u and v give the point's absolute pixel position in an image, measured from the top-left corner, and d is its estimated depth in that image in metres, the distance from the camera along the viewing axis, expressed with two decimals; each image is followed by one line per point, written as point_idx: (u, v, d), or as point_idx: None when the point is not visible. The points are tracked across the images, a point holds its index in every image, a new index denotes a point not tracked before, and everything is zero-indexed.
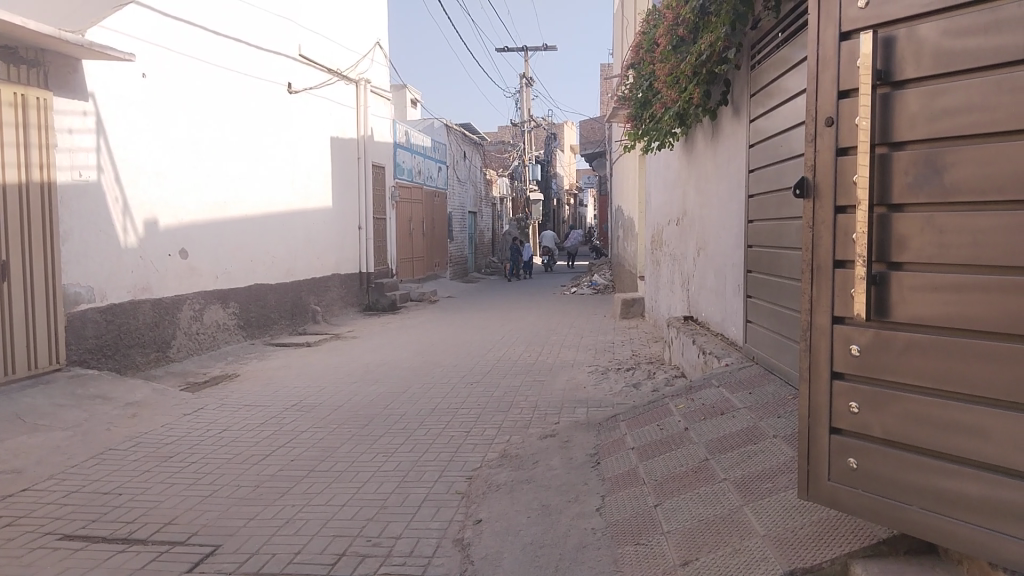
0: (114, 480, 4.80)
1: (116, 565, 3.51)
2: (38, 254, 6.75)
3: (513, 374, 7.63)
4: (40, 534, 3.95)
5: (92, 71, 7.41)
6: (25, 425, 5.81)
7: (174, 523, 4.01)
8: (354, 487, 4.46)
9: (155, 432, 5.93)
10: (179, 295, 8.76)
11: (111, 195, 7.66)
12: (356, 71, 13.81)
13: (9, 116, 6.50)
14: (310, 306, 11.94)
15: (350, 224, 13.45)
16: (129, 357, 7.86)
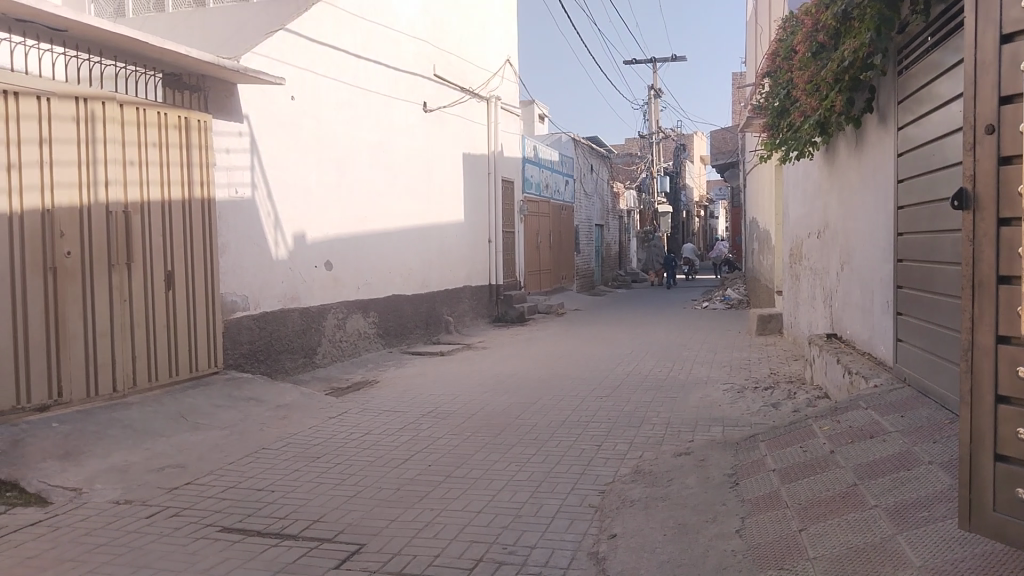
0: (267, 478, 5.11)
1: (271, 558, 3.73)
2: (200, 265, 7.31)
3: (645, 390, 7.54)
4: (203, 525, 4.27)
5: (246, 95, 7.97)
6: (188, 423, 6.29)
7: (322, 521, 4.22)
8: (488, 495, 4.54)
9: (303, 433, 6.28)
10: (324, 305, 9.22)
11: (264, 210, 8.19)
12: (487, 89, 14.11)
13: (174, 137, 7.08)
14: (443, 316, 12.26)
15: (480, 238, 13.74)
16: (279, 362, 8.35)
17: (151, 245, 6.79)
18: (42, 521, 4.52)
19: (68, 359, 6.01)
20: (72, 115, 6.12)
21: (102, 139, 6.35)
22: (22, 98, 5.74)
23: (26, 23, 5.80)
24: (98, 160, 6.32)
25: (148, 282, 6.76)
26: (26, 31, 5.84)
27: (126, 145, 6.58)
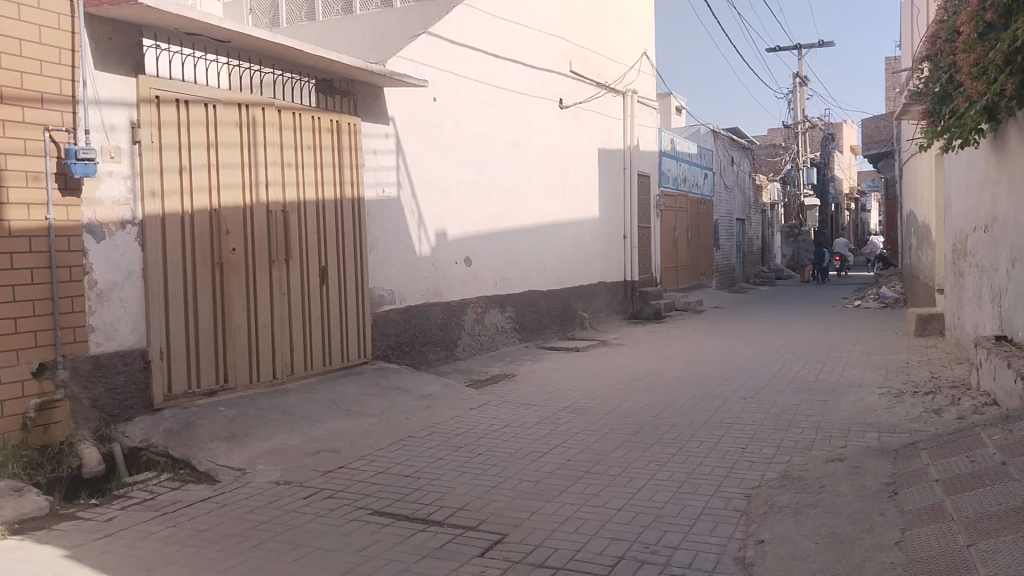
0: (413, 465, 5.32)
1: (419, 543, 3.92)
2: (350, 261, 7.70)
3: (791, 392, 7.25)
4: (355, 507, 4.53)
5: (392, 98, 8.30)
6: (340, 410, 6.65)
7: (465, 509, 4.37)
8: (628, 493, 4.52)
9: (447, 423, 6.48)
10: (463, 300, 9.47)
11: (409, 208, 8.51)
12: (623, 83, 13.99)
13: (327, 140, 7.49)
14: (578, 312, 12.28)
15: (616, 234, 13.66)
16: (422, 354, 8.67)
17: (306, 242, 7.21)
18: (211, 497, 4.95)
19: (234, 347, 6.50)
20: (236, 121, 6.59)
21: (262, 143, 6.80)
22: (193, 107, 6.24)
23: (195, 37, 6.30)
24: (259, 163, 6.78)
25: (304, 276, 7.18)
26: (196, 44, 6.35)
27: (284, 148, 7.02)
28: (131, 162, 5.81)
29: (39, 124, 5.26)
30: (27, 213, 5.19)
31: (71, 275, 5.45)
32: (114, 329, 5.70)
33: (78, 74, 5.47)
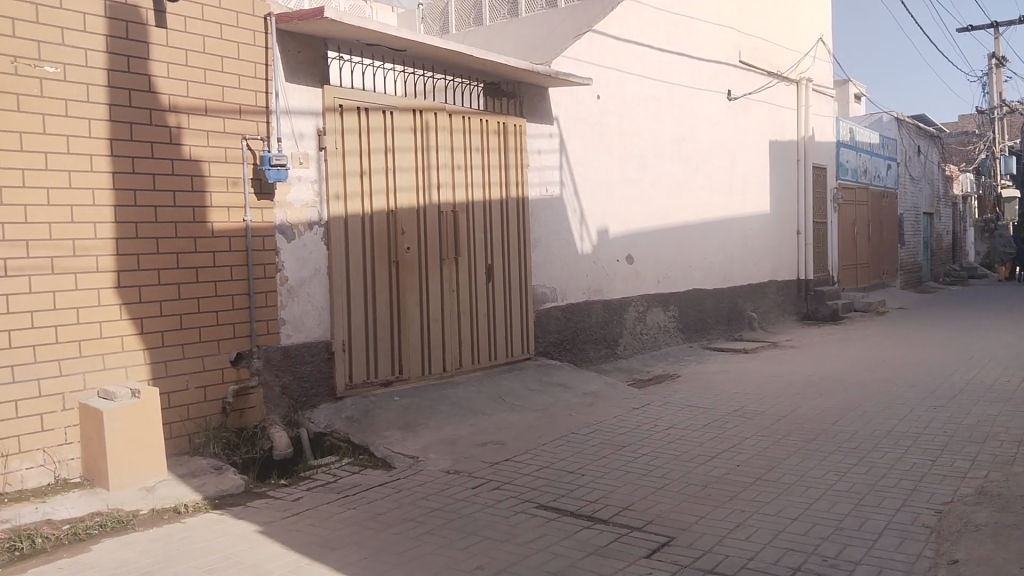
0: (578, 462, 5.38)
1: (585, 539, 4.02)
2: (515, 259, 7.86)
3: (989, 401, 6.62)
4: (522, 500, 4.70)
5: (556, 97, 8.39)
6: (506, 404, 6.82)
7: (631, 509, 4.39)
8: (804, 502, 4.32)
9: (610, 421, 6.48)
10: (626, 298, 9.41)
11: (572, 207, 8.58)
12: (796, 72, 13.32)
13: (494, 141, 7.68)
14: (746, 312, 11.85)
15: (788, 230, 13.04)
16: (584, 351, 8.73)
17: (475, 241, 7.45)
18: (388, 483, 5.24)
19: (407, 341, 6.83)
20: (411, 126, 6.91)
21: (434, 146, 7.09)
22: (372, 114, 6.61)
23: (374, 47, 6.66)
24: (432, 165, 7.07)
25: (472, 274, 7.42)
26: (374, 54, 6.71)
27: (454, 150, 7.28)
28: (317, 167, 6.25)
29: (238, 134, 5.78)
30: (228, 215, 5.72)
31: (266, 272, 5.95)
32: (302, 322, 6.16)
33: (271, 86, 5.95)
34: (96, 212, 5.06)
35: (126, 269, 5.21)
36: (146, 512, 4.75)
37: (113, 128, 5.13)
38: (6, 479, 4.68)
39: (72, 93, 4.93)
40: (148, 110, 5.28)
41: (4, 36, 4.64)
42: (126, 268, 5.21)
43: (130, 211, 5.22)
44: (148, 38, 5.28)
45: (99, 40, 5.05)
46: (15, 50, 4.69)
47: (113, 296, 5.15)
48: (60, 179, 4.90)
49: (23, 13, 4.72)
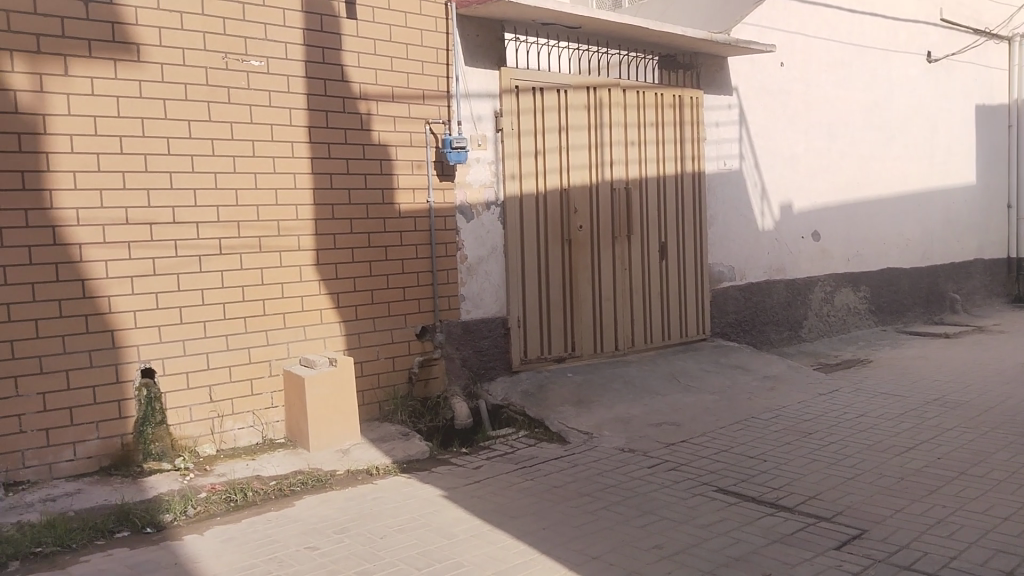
0: (759, 447, 5.22)
1: (768, 526, 3.91)
2: (690, 236, 7.69)
3: None
4: (700, 483, 4.64)
5: (735, 67, 8.08)
6: (682, 385, 6.71)
7: (817, 498, 4.21)
8: (1019, 501, 3.94)
9: (793, 406, 6.21)
10: (811, 277, 8.93)
11: (751, 181, 8.25)
12: (1010, 27, 11.98)
13: (670, 115, 7.52)
14: (948, 294, 10.88)
15: (998, 203, 11.81)
16: (764, 333, 8.40)
17: (649, 218, 7.35)
18: (563, 457, 5.35)
19: (581, 319, 6.88)
20: (585, 103, 6.90)
21: (608, 122, 7.04)
22: (546, 93, 6.67)
23: (550, 26, 6.68)
24: (605, 141, 7.03)
25: (646, 252, 7.34)
26: (549, 33, 6.75)
27: (628, 126, 7.19)
28: (495, 148, 6.40)
29: (422, 118, 6.04)
30: (413, 196, 6.00)
31: (447, 250, 6.19)
32: (480, 298, 6.37)
33: (452, 71, 6.15)
34: (297, 195, 5.49)
35: (323, 248, 5.61)
36: (342, 472, 5.15)
37: (311, 117, 5.52)
38: (221, 438, 5.25)
39: (274, 85, 5.36)
40: (340, 99, 5.63)
41: (217, 36, 5.12)
42: (323, 247, 5.61)
43: (326, 194, 5.61)
44: (341, 30, 5.61)
45: (298, 34, 5.43)
46: (226, 47, 5.15)
47: (312, 273, 5.58)
48: (265, 165, 5.34)
49: (233, 13, 5.17)
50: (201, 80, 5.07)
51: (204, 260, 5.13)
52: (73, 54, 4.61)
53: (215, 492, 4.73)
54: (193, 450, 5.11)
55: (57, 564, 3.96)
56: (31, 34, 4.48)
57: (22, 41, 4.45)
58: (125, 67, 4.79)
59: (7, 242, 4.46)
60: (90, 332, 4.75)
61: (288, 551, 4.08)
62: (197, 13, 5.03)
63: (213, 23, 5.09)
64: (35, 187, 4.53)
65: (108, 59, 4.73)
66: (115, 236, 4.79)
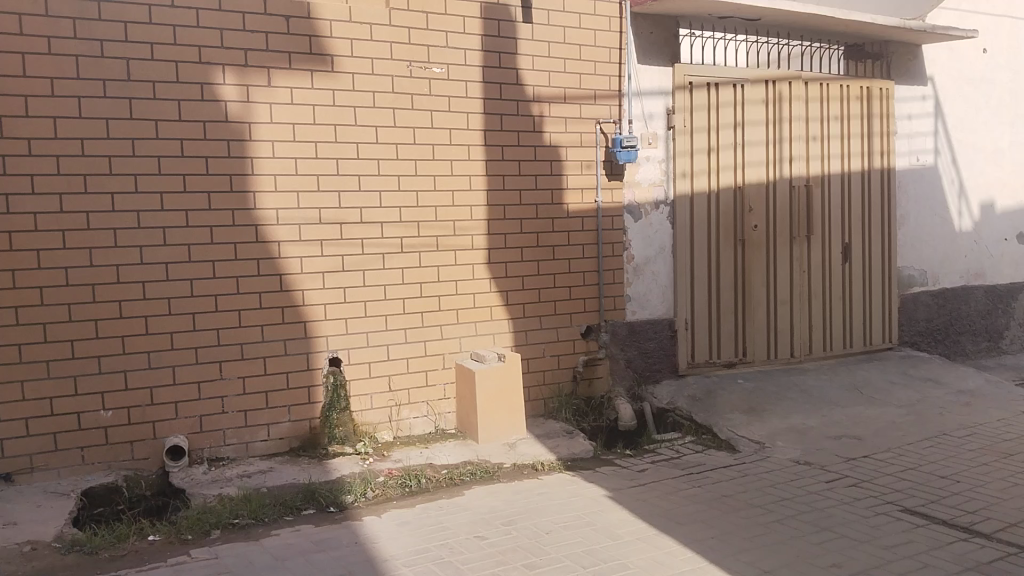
0: (951, 467, 4.83)
1: (961, 553, 3.66)
2: (877, 238, 7.21)
3: None
4: (883, 501, 4.37)
5: (931, 56, 7.52)
6: (863, 396, 6.31)
7: (1018, 527, 3.90)
8: None
9: (993, 425, 5.68)
10: (1016, 284, 8.13)
11: (948, 177, 7.64)
12: None
13: (856, 108, 7.09)
14: None
15: None
16: (959, 344, 7.74)
17: (830, 218, 6.97)
18: (733, 466, 5.19)
19: (754, 323, 6.63)
20: (763, 97, 6.64)
21: (788, 117, 6.74)
22: (722, 88, 6.48)
23: (727, 20, 6.51)
24: (785, 137, 6.74)
25: (827, 253, 6.96)
26: (727, 27, 6.55)
27: (810, 121, 6.85)
28: (666, 146, 6.30)
29: (592, 118, 6.05)
30: (582, 196, 6.02)
31: (614, 250, 6.16)
32: (648, 299, 6.29)
33: (624, 70, 6.12)
34: (471, 196, 5.66)
35: (495, 247, 5.76)
36: (509, 466, 5.26)
37: (487, 120, 5.68)
38: (398, 426, 5.52)
39: (454, 90, 5.55)
40: (515, 102, 5.75)
41: (402, 45, 5.38)
42: (495, 246, 5.75)
43: (498, 195, 5.75)
44: (517, 34, 5.72)
45: (476, 40, 5.60)
46: (410, 55, 5.40)
47: (484, 271, 5.73)
48: (443, 168, 5.55)
49: (416, 22, 5.41)
50: (387, 88, 5.34)
51: (386, 257, 5.41)
52: (276, 67, 5.01)
53: (392, 477, 4.98)
54: (373, 435, 5.40)
55: (253, 535, 4.31)
56: (241, 50, 4.91)
57: (233, 56, 4.89)
58: (320, 77, 5.14)
59: (217, 239, 4.91)
60: (286, 322, 5.14)
61: (458, 539, 4.22)
62: (384, 23, 5.31)
63: (399, 33, 5.35)
64: (241, 189, 4.96)
65: (306, 70, 5.10)
66: (308, 234, 5.15)
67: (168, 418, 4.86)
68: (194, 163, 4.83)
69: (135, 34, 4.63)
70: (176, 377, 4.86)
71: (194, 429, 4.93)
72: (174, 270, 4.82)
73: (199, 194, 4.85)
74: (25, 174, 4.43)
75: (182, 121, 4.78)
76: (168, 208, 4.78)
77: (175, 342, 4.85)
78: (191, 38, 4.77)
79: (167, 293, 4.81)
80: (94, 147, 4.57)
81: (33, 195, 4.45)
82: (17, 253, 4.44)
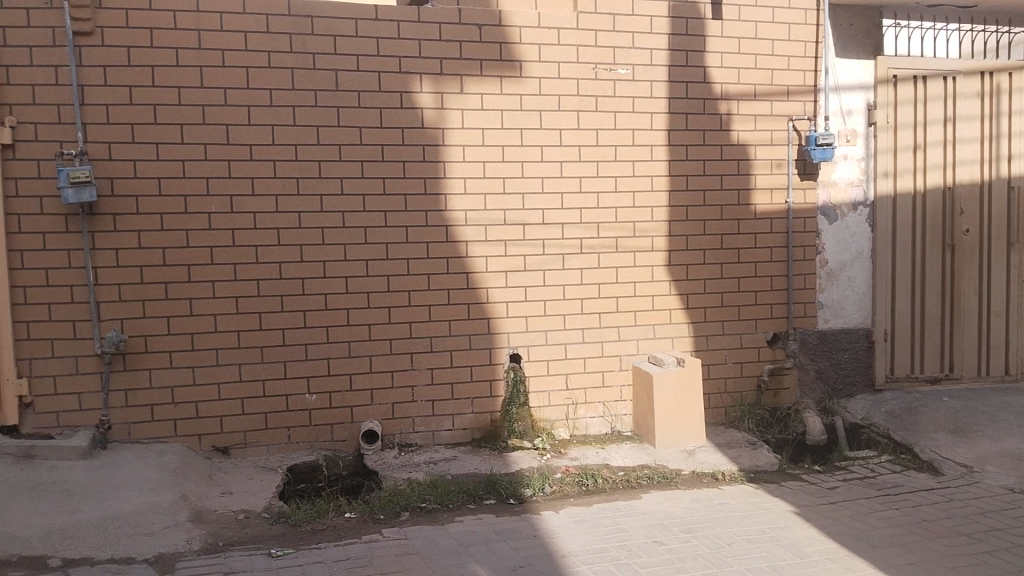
0: None
1: None
2: None
3: None
4: None
5: None
6: None
7: None
8: None
9: None
10: None
11: None
12: None
13: None
14: None
15: None
16: None
17: None
18: (935, 489, 4.81)
19: (962, 336, 6.11)
20: (978, 90, 6.10)
21: (1007, 111, 6.16)
22: (931, 81, 6.03)
23: (938, 7, 6.04)
24: (1003, 133, 6.16)
25: None
26: (937, 15, 6.09)
27: None
28: (865, 144, 5.94)
29: (784, 115, 5.82)
30: (771, 197, 5.80)
31: (805, 254, 5.88)
32: (841, 307, 5.96)
33: (820, 64, 5.83)
34: (654, 197, 5.61)
35: (677, 249, 5.67)
36: (688, 473, 5.16)
37: (673, 120, 5.61)
38: (574, 424, 5.58)
39: (640, 91, 5.53)
40: (702, 100, 5.64)
41: (589, 47, 5.43)
42: (677, 248, 5.67)
43: (682, 196, 5.66)
44: (706, 32, 5.61)
45: (663, 39, 5.55)
46: (596, 58, 5.44)
47: (666, 273, 5.67)
48: (626, 169, 5.54)
49: (604, 24, 5.44)
50: (573, 90, 5.41)
51: (567, 258, 5.48)
52: (468, 74, 5.21)
53: (569, 475, 5.02)
54: (550, 432, 5.50)
55: (438, 519, 4.51)
56: (437, 59, 5.15)
57: (429, 65, 5.14)
58: (509, 82, 5.29)
59: (412, 238, 5.19)
60: (471, 318, 5.33)
61: (636, 541, 4.19)
62: (572, 27, 5.38)
63: (586, 36, 5.41)
64: (434, 192, 5.20)
65: (496, 75, 5.27)
66: (494, 234, 5.32)
67: (364, 403, 5.19)
68: (392, 166, 5.12)
69: (344, 47, 4.99)
70: (372, 366, 5.18)
71: (387, 416, 5.23)
72: (372, 266, 5.13)
73: (396, 196, 5.14)
74: (247, 177, 4.89)
75: (383, 127, 5.09)
76: (368, 209, 5.10)
77: (372, 333, 5.16)
78: (392, 49, 5.07)
79: (366, 288, 5.13)
80: (305, 152, 4.97)
81: (253, 196, 4.91)
82: (239, 249, 4.91)
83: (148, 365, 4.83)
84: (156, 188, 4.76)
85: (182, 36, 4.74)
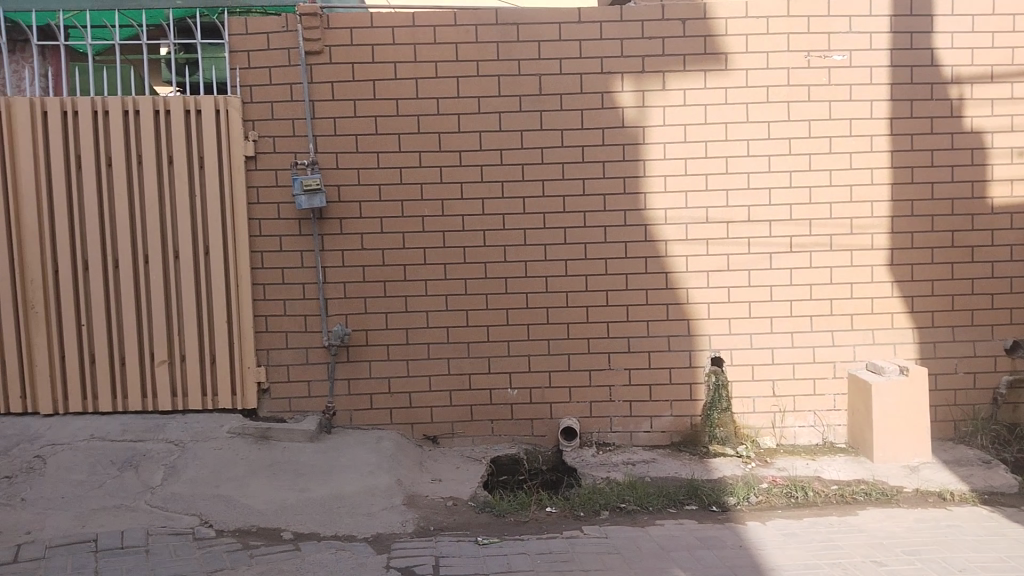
0: None
1: None
2: None
3: None
4: None
5: None
6: None
7: None
8: None
9: None
10: None
11: None
12: None
13: None
14: None
15: None
16: None
17: None
18: None
19: None
20: None
21: None
22: None
23: None
24: None
25: None
26: None
27: None
28: None
29: None
30: (1011, 188, 5.24)
31: None
32: None
33: None
34: (873, 192, 5.24)
35: (899, 247, 5.26)
36: (910, 491, 4.77)
37: (895, 107, 5.20)
38: (782, 433, 5.33)
39: (857, 78, 5.19)
40: (930, 85, 5.19)
41: (800, 35, 5.16)
42: (899, 246, 5.26)
43: (905, 189, 5.24)
44: (934, 10, 5.15)
45: (884, 22, 5.16)
46: (809, 45, 5.16)
47: (886, 273, 5.27)
48: (841, 162, 5.22)
49: (817, 10, 5.15)
50: (782, 82, 5.17)
51: (774, 257, 5.24)
52: (671, 70, 5.13)
53: (777, 486, 4.80)
54: (755, 440, 5.29)
55: (638, 521, 4.48)
56: (639, 57, 5.12)
57: (631, 64, 5.12)
58: (714, 77, 5.15)
59: (611, 238, 5.19)
60: (669, 319, 5.25)
61: (852, 560, 3.93)
62: (782, 15, 5.14)
63: (797, 23, 5.15)
64: (633, 191, 5.18)
65: (700, 70, 5.14)
66: (695, 233, 5.21)
67: (563, 400, 5.26)
68: (592, 168, 5.15)
69: (548, 51, 5.08)
70: (571, 363, 5.24)
71: (585, 413, 5.27)
72: (573, 266, 5.19)
73: (595, 196, 5.17)
74: (457, 182, 5.11)
75: (584, 128, 5.13)
76: (569, 210, 5.17)
77: (572, 331, 5.22)
78: (595, 50, 5.10)
79: (566, 288, 5.20)
80: (510, 156, 5.12)
81: (462, 199, 5.12)
82: (449, 249, 5.14)
83: (367, 357, 5.18)
84: (376, 194, 5.10)
85: (399, 49, 5.04)
